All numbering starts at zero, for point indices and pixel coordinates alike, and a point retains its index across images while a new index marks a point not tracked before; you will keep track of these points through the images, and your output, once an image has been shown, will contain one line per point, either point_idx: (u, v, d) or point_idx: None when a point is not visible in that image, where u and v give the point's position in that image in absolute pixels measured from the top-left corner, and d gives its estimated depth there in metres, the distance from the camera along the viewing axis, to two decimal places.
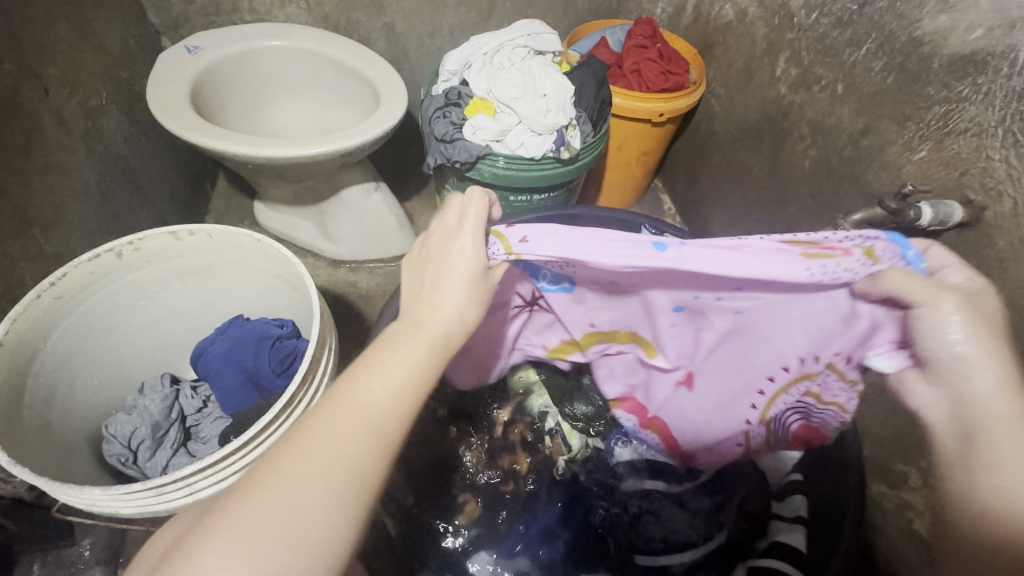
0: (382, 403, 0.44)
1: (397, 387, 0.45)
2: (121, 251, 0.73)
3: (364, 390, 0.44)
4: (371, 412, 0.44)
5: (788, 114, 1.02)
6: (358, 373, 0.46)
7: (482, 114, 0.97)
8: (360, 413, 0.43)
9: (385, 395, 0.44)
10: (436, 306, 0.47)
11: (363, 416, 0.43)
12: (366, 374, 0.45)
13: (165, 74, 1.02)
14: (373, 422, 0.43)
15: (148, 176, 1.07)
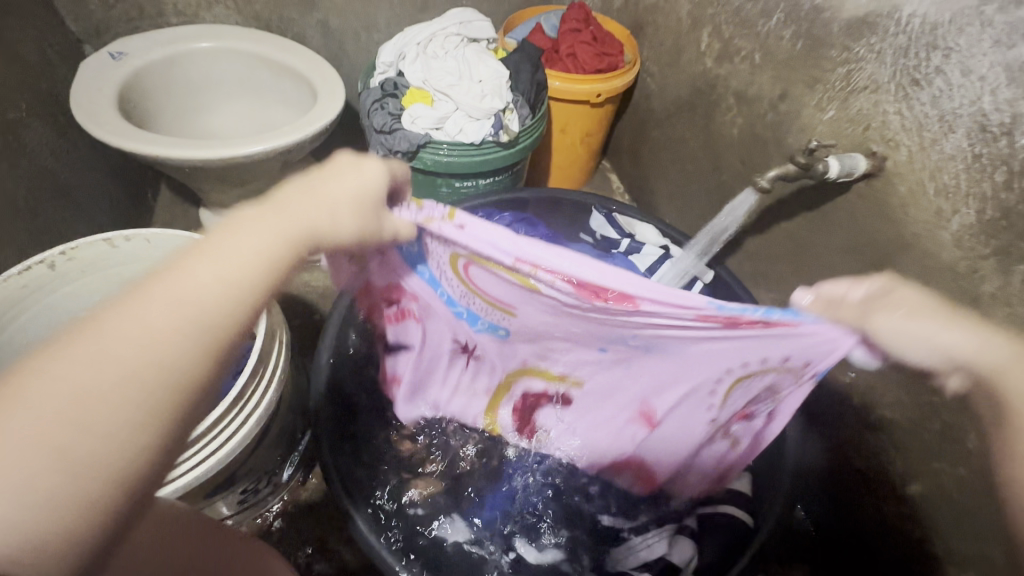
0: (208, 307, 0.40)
1: (226, 279, 0.42)
2: (54, 262, 0.72)
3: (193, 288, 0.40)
4: (201, 315, 0.40)
5: (715, 87, 1.07)
6: (242, 236, 0.44)
7: (419, 103, 0.98)
8: (178, 325, 0.39)
9: (235, 265, 0.42)
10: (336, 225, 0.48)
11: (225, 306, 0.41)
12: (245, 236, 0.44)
13: (89, 80, 0.99)
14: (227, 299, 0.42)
15: (82, 190, 1.04)
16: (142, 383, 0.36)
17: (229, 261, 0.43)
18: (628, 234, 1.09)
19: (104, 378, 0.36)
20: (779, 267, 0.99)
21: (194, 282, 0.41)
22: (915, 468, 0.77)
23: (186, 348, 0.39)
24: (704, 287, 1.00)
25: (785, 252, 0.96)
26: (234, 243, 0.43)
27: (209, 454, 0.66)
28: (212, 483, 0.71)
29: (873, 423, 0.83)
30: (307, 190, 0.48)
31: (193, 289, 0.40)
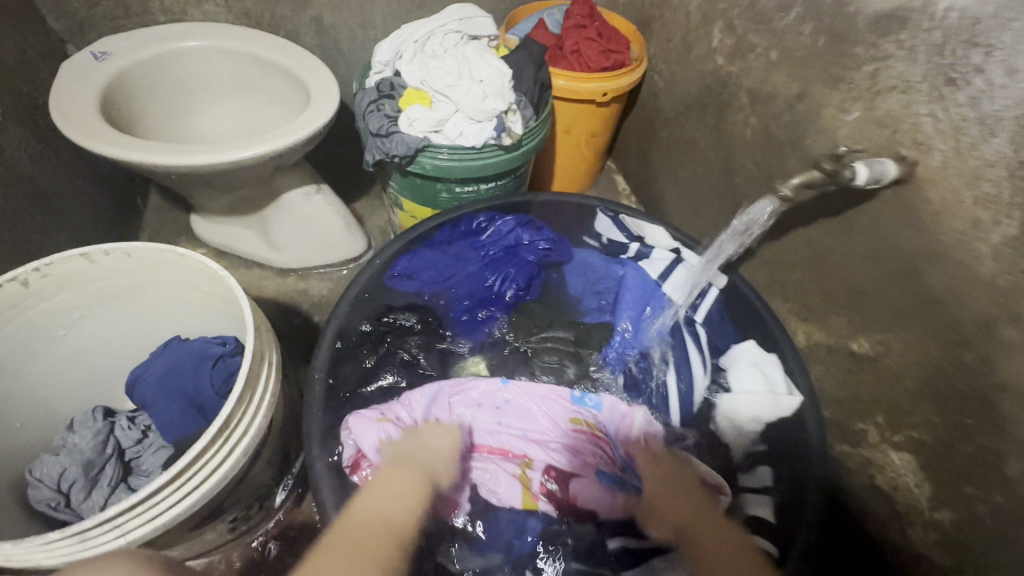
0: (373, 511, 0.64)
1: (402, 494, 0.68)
2: (27, 279, 0.67)
3: (372, 506, 0.65)
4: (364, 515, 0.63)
5: (727, 85, 1.02)
6: (379, 483, 0.69)
7: (417, 104, 0.93)
8: (383, 531, 0.62)
9: (398, 507, 0.66)
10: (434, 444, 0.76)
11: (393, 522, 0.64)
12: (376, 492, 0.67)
13: (69, 83, 0.94)
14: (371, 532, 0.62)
15: (65, 197, 1.00)
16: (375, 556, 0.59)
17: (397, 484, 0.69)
18: (637, 237, 1.03)
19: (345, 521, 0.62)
20: (796, 276, 0.94)
21: (371, 501, 0.65)
22: (945, 494, 0.73)
23: (382, 522, 0.63)
24: (718, 293, 0.95)
25: (802, 260, 0.92)
26: (405, 483, 0.69)
27: (193, 489, 0.61)
28: (197, 516, 0.66)
29: (898, 444, 0.79)
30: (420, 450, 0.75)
31: (382, 501, 0.66)
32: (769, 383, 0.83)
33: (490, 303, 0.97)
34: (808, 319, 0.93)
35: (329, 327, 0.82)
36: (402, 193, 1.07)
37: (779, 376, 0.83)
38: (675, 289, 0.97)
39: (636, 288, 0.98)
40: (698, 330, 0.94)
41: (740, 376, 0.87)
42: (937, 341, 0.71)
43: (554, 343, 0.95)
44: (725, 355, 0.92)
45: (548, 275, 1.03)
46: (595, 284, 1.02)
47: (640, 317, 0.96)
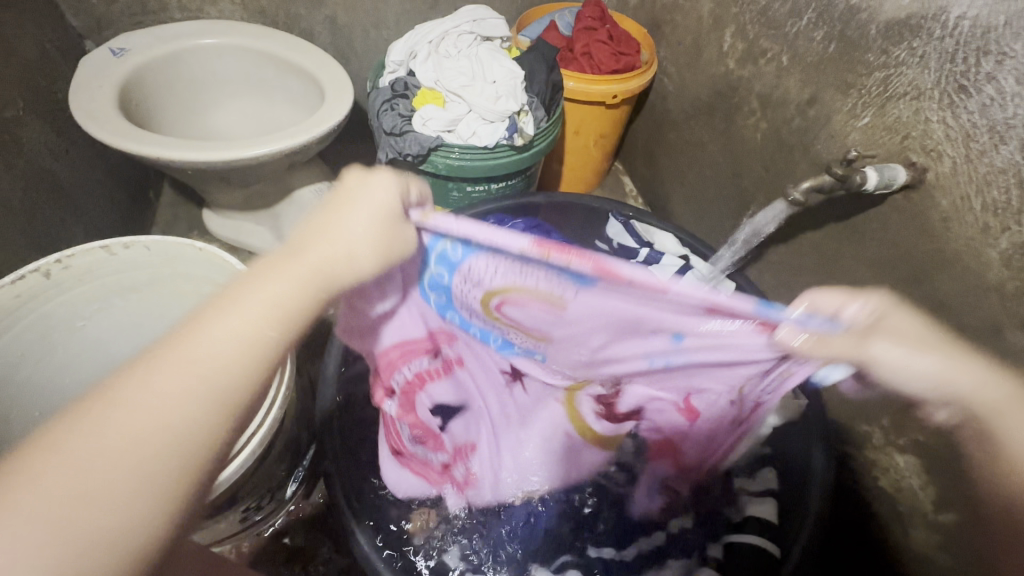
0: (191, 433, 0.36)
1: (282, 299, 0.43)
2: (49, 270, 0.69)
3: (208, 337, 0.39)
4: (231, 364, 0.39)
5: (737, 89, 1.03)
6: (246, 298, 0.42)
7: (431, 104, 0.94)
8: (223, 366, 0.39)
9: (244, 326, 0.41)
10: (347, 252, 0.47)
11: (216, 365, 0.38)
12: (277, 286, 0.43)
13: (88, 78, 0.96)
14: (218, 377, 0.38)
15: (83, 190, 1.01)
16: (192, 414, 0.37)
17: (274, 292, 0.43)
18: (646, 242, 1.03)
19: (133, 430, 0.35)
20: (803, 279, 0.95)
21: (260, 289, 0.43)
22: (950, 496, 0.73)
23: (241, 356, 0.40)
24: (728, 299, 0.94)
25: (810, 263, 0.92)
26: (280, 290, 0.43)
27: None
28: (213, 505, 0.67)
29: (903, 447, 0.79)
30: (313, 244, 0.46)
31: (241, 316, 0.41)
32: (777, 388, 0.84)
33: None
34: None
35: None
36: None
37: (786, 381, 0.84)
38: None
39: None
40: None
41: None
42: None
43: None
44: None
45: None
46: None
47: None
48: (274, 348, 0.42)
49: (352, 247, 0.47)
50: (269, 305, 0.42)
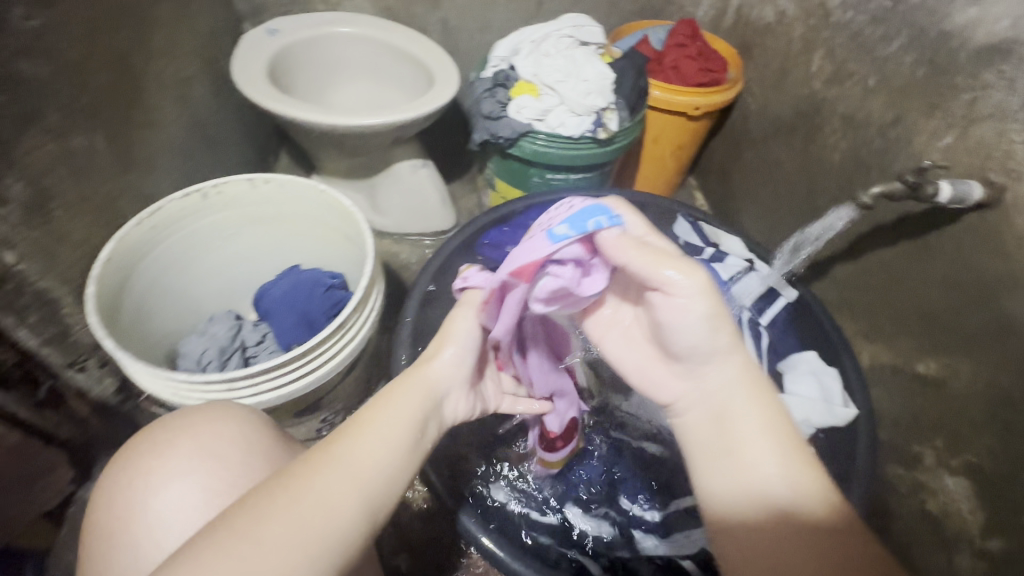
0: (343, 509, 0.45)
1: (400, 441, 0.50)
2: (207, 193, 0.84)
3: (367, 442, 0.49)
4: (369, 474, 0.47)
5: (821, 109, 1.06)
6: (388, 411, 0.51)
7: (526, 94, 1.05)
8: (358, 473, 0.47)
9: (390, 451, 0.49)
10: (448, 357, 0.56)
11: (373, 456, 0.48)
12: (390, 407, 0.51)
13: (247, 51, 1.14)
14: (368, 484, 0.47)
15: (226, 144, 1.20)
16: (322, 526, 0.43)
17: (392, 420, 0.50)
18: (712, 243, 1.07)
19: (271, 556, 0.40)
20: (867, 296, 0.96)
21: (367, 436, 0.49)
22: (1001, 523, 0.72)
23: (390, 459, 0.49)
24: (788, 304, 0.97)
25: (875, 280, 0.94)
26: (414, 399, 0.52)
27: (308, 371, 0.74)
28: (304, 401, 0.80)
29: (955, 469, 0.79)
30: (434, 369, 0.55)
31: (374, 438, 0.49)
32: (825, 393, 0.86)
33: None
34: (874, 340, 0.94)
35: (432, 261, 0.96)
36: (497, 174, 1.19)
37: (837, 390, 0.85)
38: (744, 294, 0.99)
39: None
40: (761, 333, 0.96)
41: (796, 382, 0.89)
42: (1008, 366, 0.72)
43: None
44: (784, 359, 0.95)
45: None
46: None
47: None
48: (395, 474, 0.49)
49: (453, 368, 0.56)
50: (388, 428, 0.50)
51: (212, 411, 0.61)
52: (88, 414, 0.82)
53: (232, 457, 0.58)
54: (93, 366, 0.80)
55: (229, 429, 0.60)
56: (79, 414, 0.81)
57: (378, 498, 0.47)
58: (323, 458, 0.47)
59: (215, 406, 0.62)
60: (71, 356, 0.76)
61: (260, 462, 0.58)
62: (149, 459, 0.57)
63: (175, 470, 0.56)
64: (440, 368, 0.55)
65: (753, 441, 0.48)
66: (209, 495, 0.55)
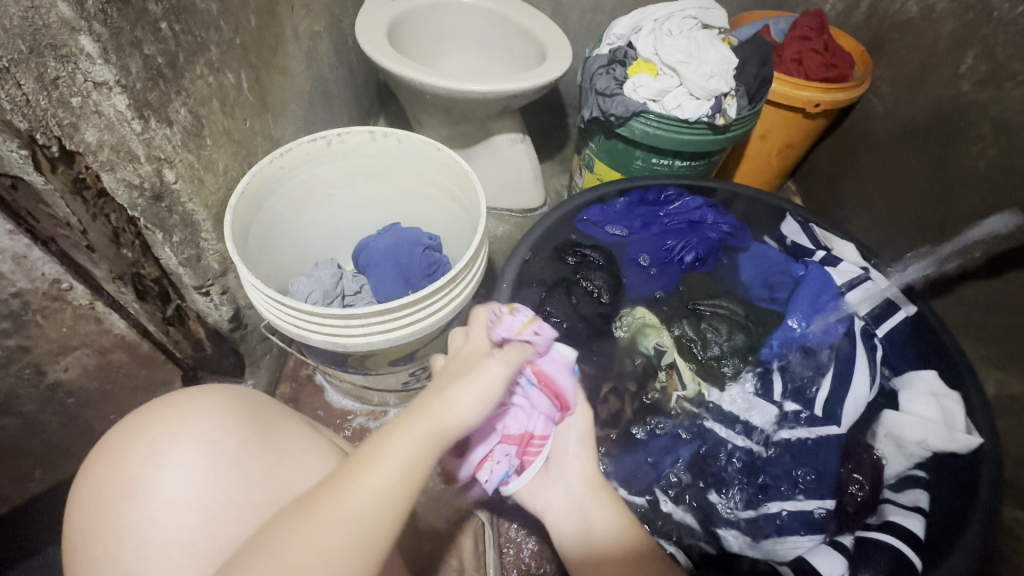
0: (342, 570, 0.41)
1: (391, 488, 0.44)
2: (331, 140, 0.87)
3: (357, 495, 0.43)
4: (368, 520, 0.43)
5: (968, 113, 0.97)
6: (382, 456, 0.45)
7: (644, 73, 1.02)
8: (354, 533, 0.42)
9: (380, 499, 0.43)
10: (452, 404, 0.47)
11: (365, 511, 0.42)
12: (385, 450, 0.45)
13: (370, 13, 1.18)
14: (371, 526, 0.43)
15: (338, 101, 1.24)
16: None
17: (382, 475, 0.44)
18: (823, 246, 1.01)
19: None
20: (1003, 320, 0.87)
21: (358, 486, 0.43)
22: None
23: (380, 508, 0.43)
24: (907, 317, 0.90)
25: (1015, 304, 0.85)
26: (408, 439, 0.46)
27: (416, 320, 0.76)
28: (403, 350, 0.82)
29: None
30: (435, 403, 0.48)
31: (367, 487, 0.43)
32: (945, 416, 0.79)
33: (666, 263, 1.01)
34: (1006, 368, 0.86)
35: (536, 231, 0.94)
36: (598, 155, 1.17)
37: (960, 416, 0.78)
38: (859, 299, 0.93)
39: (816, 286, 0.94)
40: (875, 344, 0.89)
41: (912, 401, 0.82)
42: None
43: (724, 310, 0.94)
44: (900, 376, 0.88)
45: (721, 258, 1.04)
46: (768, 275, 1.01)
47: (814, 316, 0.93)
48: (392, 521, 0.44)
49: (462, 416, 0.47)
50: (399, 468, 0.44)
51: (186, 406, 0.54)
52: (204, 335, 0.87)
53: (205, 456, 0.51)
54: (216, 292, 0.82)
55: (209, 423, 0.53)
56: (197, 334, 0.86)
57: (371, 544, 0.42)
58: (331, 492, 0.43)
59: (195, 394, 0.55)
60: (199, 280, 0.78)
61: (242, 463, 0.52)
62: (129, 450, 0.51)
63: (158, 460, 0.50)
64: (443, 414, 0.47)
65: (592, 504, 0.66)
66: (186, 501, 0.49)
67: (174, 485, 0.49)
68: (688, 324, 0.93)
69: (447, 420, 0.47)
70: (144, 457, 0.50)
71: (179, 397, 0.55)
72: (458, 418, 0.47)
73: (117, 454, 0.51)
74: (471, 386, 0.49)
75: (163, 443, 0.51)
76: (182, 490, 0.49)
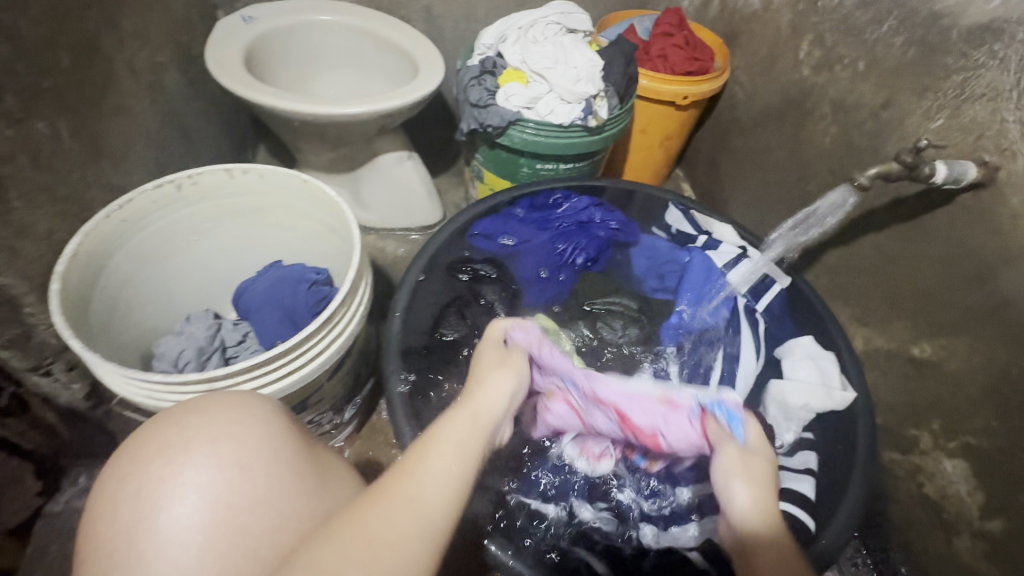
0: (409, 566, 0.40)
1: (455, 484, 0.46)
2: (181, 184, 0.80)
3: (421, 489, 0.44)
4: (430, 511, 0.43)
5: (811, 95, 1.05)
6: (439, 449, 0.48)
7: (515, 81, 1.03)
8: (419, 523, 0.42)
9: (446, 495, 0.45)
10: (490, 391, 0.58)
11: (429, 505, 0.43)
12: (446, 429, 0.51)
13: (222, 39, 1.09)
14: (427, 519, 0.43)
15: (201, 136, 1.14)
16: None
17: (446, 471, 0.46)
18: (705, 231, 1.06)
19: None
20: (861, 281, 0.95)
21: (421, 479, 0.45)
22: (1002, 504, 0.72)
23: (443, 505, 0.44)
24: (781, 289, 0.97)
25: (868, 265, 0.93)
26: (458, 434, 0.50)
27: (295, 368, 0.71)
28: (290, 400, 0.76)
29: (953, 451, 0.79)
30: (477, 402, 0.56)
31: (431, 482, 0.45)
32: (823, 377, 0.85)
33: (560, 267, 1.02)
34: (868, 324, 0.94)
35: (422, 254, 0.93)
36: (485, 165, 1.16)
37: (835, 373, 0.85)
38: (738, 279, 0.98)
39: (700, 273, 1.00)
40: (757, 318, 0.96)
41: (793, 367, 0.88)
42: (1003, 344, 0.72)
43: (617, 306, 0.97)
44: (781, 345, 0.94)
45: (613, 254, 1.06)
46: (658, 266, 1.04)
47: (701, 301, 0.98)
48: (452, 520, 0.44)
49: (499, 400, 0.58)
50: (460, 450, 0.49)
51: (228, 408, 0.54)
52: (56, 420, 0.77)
53: (242, 457, 0.50)
54: (59, 370, 0.73)
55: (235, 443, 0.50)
56: (45, 421, 0.76)
57: (438, 528, 0.43)
58: (402, 476, 0.45)
59: (246, 395, 0.55)
60: (34, 361, 0.69)
61: (278, 470, 0.51)
62: (148, 466, 0.49)
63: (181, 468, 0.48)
64: (483, 399, 0.56)
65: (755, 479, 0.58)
66: (210, 506, 0.47)
67: (205, 485, 0.48)
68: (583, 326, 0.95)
69: (490, 406, 0.56)
70: (184, 458, 0.49)
71: (215, 399, 0.54)
72: (498, 398, 0.58)
73: (159, 453, 0.50)
74: (504, 368, 0.62)
75: (203, 443, 0.50)
76: (212, 489, 0.48)
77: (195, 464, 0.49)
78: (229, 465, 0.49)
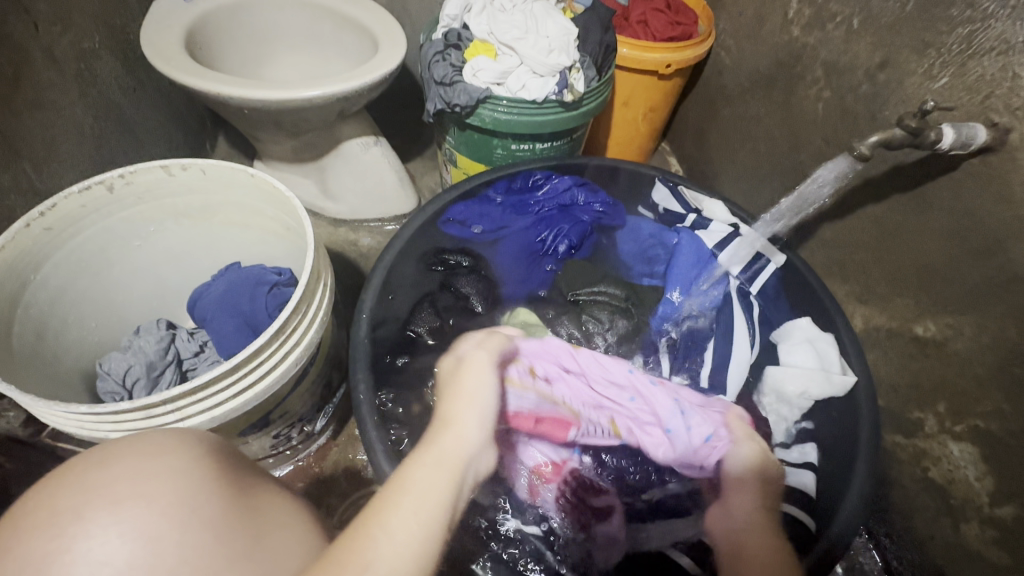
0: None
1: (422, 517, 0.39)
2: (113, 184, 0.71)
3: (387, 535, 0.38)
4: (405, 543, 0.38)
5: (801, 58, 0.98)
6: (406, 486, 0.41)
7: (482, 55, 0.94)
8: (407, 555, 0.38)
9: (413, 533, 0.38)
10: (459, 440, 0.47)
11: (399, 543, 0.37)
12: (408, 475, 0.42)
13: (159, 20, 1.00)
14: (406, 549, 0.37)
15: (146, 129, 1.05)
16: None
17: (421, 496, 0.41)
18: (694, 209, 0.99)
19: None
20: (860, 256, 0.90)
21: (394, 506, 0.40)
22: (1014, 490, 0.69)
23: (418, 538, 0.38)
24: (777, 269, 0.90)
25: (866, 238, 0.88)
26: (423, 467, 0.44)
27: (248, 385, 0.64)
28: (248, 418, 0.69)
29: (960, 434, 0.74)
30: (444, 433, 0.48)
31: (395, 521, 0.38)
32: (822, 360, 0.80)
33: (540, 254, 0.96)
34: (868, 302, 0.89)
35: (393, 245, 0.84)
36: (458, 148, 1.09)
37: (835, 356, 0.79)
38: (731, 261, 0.93)
39: (690, 256, 0.93)
40: (751, 302, 0.92)
41: (790, 351, 0.83)
42: (1015, 322, 0.67)
43: (605, 296, 0.92)
44: (778, 330, 0.88)
45: (599, 239, 1.00)
46: (646, 248, 0.98)
47: (693, 284, 0.92)
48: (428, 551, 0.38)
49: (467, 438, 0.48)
50: (421, 500, 0.40)
51: (140, 453, 0.44)
52: None
53: (159, 520, 0.40)
54: None
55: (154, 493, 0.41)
56: None
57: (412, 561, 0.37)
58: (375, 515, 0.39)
59: (156, 438, 0.45)
60: None
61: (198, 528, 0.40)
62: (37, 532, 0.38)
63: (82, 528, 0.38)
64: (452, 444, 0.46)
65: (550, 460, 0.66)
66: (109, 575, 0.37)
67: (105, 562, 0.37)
68: (571, 320, 0.90)
69: (454, 445, 0.46)
70: (77, 526, 0.39)
71: (124, 443, 0.44)
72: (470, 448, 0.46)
73: (44, 522, 0.39)
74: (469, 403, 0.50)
75: (100, 505, 0.40)
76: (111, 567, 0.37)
77: (93, 529, 0.38)
78: (143, 534, 0.39)
